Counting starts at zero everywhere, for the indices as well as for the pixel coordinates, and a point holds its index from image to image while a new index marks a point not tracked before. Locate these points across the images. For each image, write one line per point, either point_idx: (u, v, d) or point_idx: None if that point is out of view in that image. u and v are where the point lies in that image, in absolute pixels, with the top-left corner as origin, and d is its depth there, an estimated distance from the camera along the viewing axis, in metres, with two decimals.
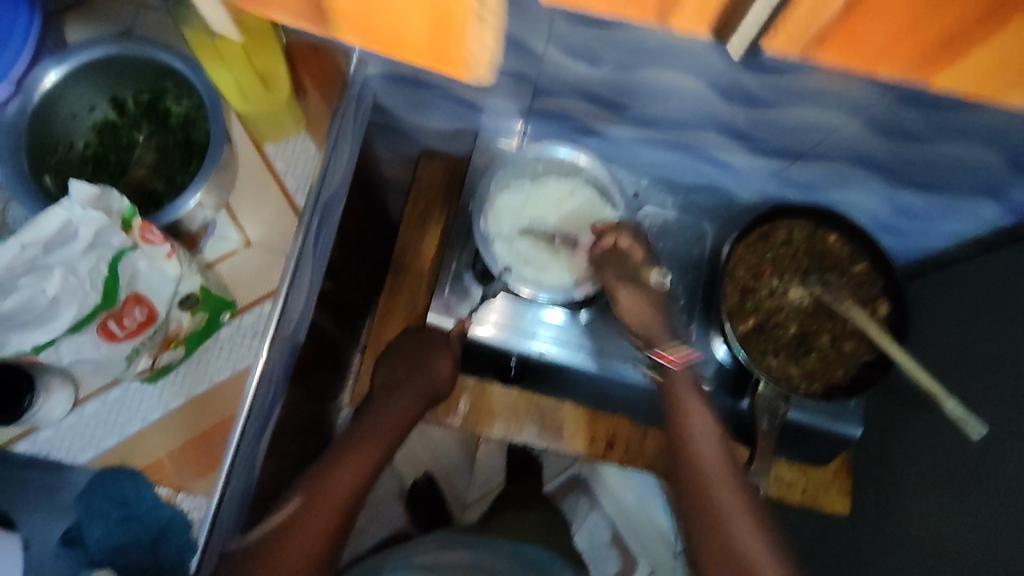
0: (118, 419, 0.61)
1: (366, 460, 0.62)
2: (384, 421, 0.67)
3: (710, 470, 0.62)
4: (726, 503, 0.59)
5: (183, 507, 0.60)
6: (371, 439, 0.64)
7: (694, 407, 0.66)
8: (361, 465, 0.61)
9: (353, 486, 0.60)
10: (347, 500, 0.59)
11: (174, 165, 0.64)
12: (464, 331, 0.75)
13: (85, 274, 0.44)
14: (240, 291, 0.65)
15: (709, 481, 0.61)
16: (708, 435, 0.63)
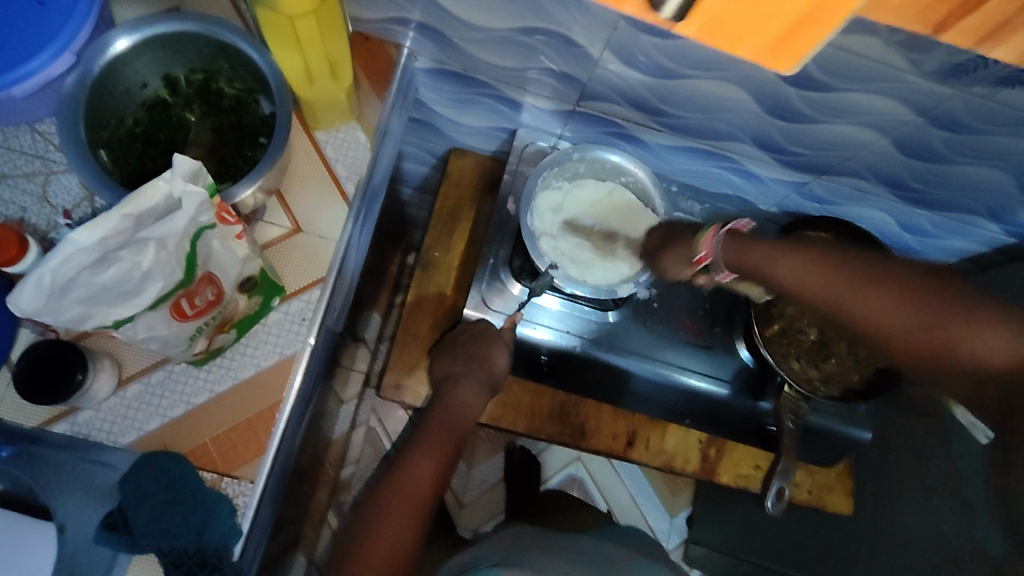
0: (161, 401, 0.59)
1: (443, 454, 0.66)
2: (449, 416, 0.69)
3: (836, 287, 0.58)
4: (874, 308, 0.55)
5: (228, 491, 0.58)
6: (440, 436, 0.67)
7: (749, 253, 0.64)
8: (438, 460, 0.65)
9: (432, 482, 0.64)
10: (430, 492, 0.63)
11: (228, 148, 0.61)
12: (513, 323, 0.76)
13: (174, 249, 0.43)
14: (290, 277, 0.64)
15: (853, 300, 0.56)
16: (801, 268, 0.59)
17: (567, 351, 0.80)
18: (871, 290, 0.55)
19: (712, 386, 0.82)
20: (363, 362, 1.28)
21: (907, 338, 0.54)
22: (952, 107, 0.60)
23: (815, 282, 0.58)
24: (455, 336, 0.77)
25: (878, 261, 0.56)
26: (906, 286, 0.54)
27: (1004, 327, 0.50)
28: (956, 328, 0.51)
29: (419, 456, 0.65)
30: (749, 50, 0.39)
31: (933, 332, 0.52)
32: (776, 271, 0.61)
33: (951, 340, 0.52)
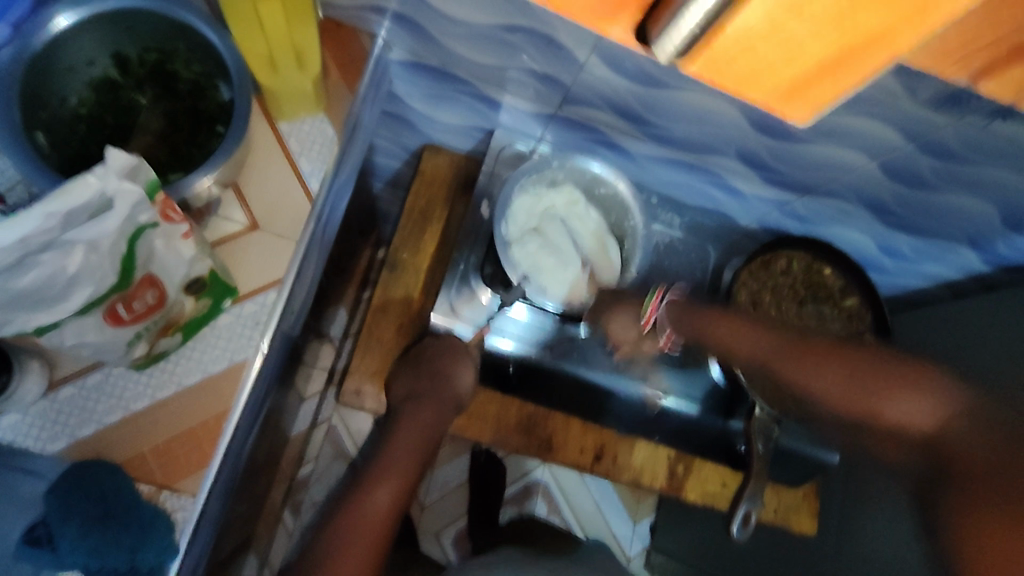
0: (97, 406, 0.55)
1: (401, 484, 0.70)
2: (411, 440, 0.72)
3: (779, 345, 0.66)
4: (817, 377, 0.62)
5: (167, 506, 0.55)
6: (400, 465, 0.71)
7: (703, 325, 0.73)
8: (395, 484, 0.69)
9: (388, 509, 0.68)
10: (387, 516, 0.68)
11: (182, 137, 0.57)
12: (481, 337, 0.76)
13: (107, 251, 0.39)
14: (244, 277, 0.60)
15: (804, 374, 0.63)
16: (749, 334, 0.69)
17: (535, 363, 0.79)
18: (808, 360, 0.63)
19: (681, 404, 0.82)
20: (327, 359, 1.24)
21: (848, 397, 0.59)
22: (942, 134, 0.58)
23: (756, 341, 0.68)
24: (420, 349, 0.76)
25: (834, 343, 0.62)
26: (843, 373, 0.60)
27: (925, 400, 0.54)
28: (881, 394, 0.56)
29: (379, 486, 0.69)
30: (758, 93, 0.37)
31: (862, 396, 0.58)
32: (725, 342, 0.71)
33: (878, 406, 0.56)
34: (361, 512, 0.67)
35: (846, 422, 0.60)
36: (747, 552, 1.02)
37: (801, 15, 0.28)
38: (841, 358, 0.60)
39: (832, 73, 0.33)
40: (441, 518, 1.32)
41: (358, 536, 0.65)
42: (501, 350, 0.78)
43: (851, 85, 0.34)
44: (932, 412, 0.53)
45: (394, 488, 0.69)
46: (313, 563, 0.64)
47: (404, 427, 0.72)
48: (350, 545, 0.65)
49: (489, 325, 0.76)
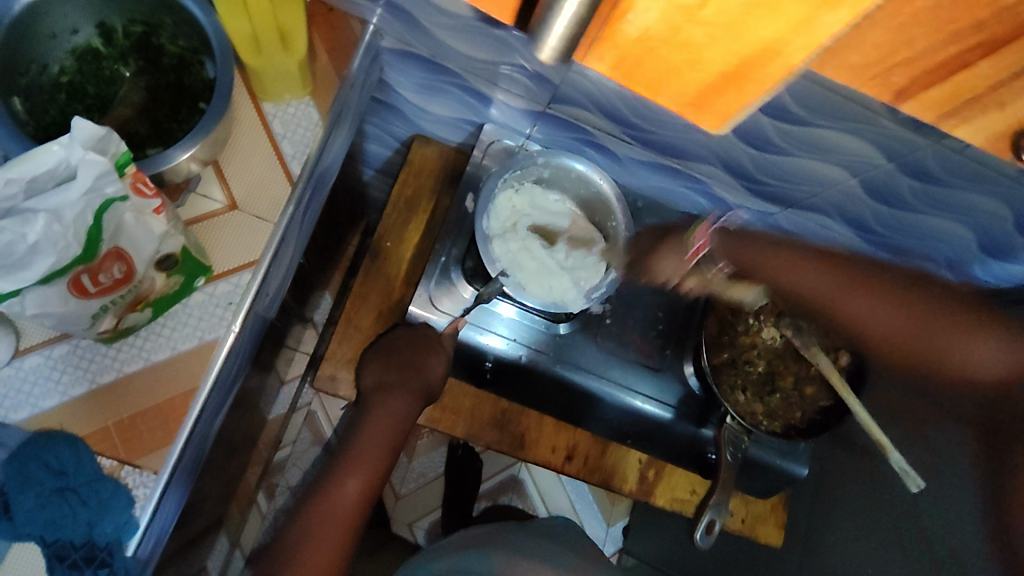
0: (62, 377, 0.55)
1: (371, 475, 0.72)
2: (380, 432, 0.73)
3: (831, 297, 0.66)
4: (870, 316, 0.63)
5: (128, 481, 0.54)
6: (368, 457, 0.72)
7: (749, 254, 0.70)
8: (365, 478, 0.71)
9: (359, 500, 0.70)
10: (355, 509, 0.70)
11: (163, 111, 0.57)
12: (455, 329, 0.75)
13: (70, 222, 0.39)
14: (219, 256, 0.60)
15: (859, 313, 0.64)
16: (808, 272, 0.67)
17: (512, 360, 0.77)
18: (856, 294, 0.64)
19: (655, 408, 0.80)
20: (310, 343, 1.24)
21: (917, 334, 0.61)
22: (923, 156, 0.59)
23: (810, 285, 0.66)
24: (391, 339, 0.75)
25: (863, 269, 0.64)
26: (895, 307, 0.62)
27: (1002, 343, 0.60)
28: (960, 334, 0.60)
29: (347, 478, 0.71)
30: (670, 98, 0.37)
31: (927, 339, 0.61)
32: (784, 279, 0.68)
33: (957, 349, 0.61)
34: (330, 504, 0.69)
35: (884, 350, 0.65)
36: (713, 559, 1.02)
37: (693, 19, 0.28)
38: (909, 305, 0.62)
39: (736, 82, 0.33)
40: (416, 509, 1.32)
41: (327, 530, 0.68)
42: (475, 342, 0.76)
43: (753, 97, 0.34)
44: (1002, 362, 0.60)
45: (363, 480, 0.71)
46: (285, 552, 0.67)
47: (373, 420, 0.73)
48: (319, 537, 0.67)
49: (465, 317, 0.75)
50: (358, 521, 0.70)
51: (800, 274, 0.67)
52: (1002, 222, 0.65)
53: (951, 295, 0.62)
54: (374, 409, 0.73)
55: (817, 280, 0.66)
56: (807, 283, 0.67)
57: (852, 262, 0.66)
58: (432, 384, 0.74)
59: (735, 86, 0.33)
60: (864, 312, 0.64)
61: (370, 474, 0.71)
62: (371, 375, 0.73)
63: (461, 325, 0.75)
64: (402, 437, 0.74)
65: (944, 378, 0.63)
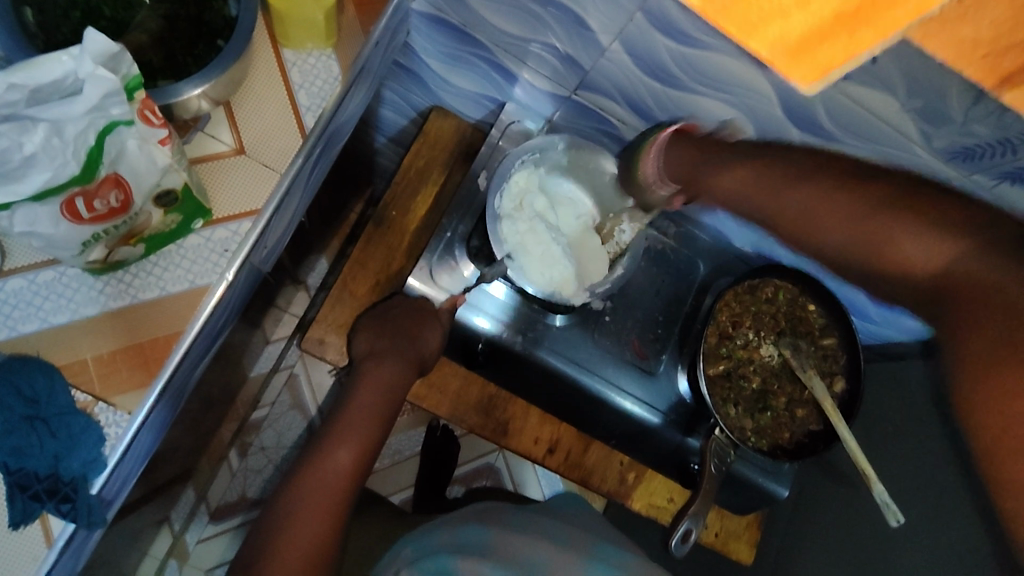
0: (45, 304, 0.53)
1: (364, 444, 0.66)
2: (372, 400, 0.67)
3: (766, 180, 0.54)
4: (817, 220, 0.50)
5: (101, 418, 0.53)
6: (360, 423, 0.66)
7: (691, 156, 0.61)
8: (357, 444, 0.65)
9: (353, 468, 0.64)
10: (347, 479, 0.63)
11: (179, 43, 0.55)
12: (454, 305, 0.73)
13: (71, 138, 0.37)
14: (219, 200, 0.58)
15: (780, 197, 0.53)
16: (740, 180, 0.56)
17: (508, 346, 0.76)
18: (798, 187, 0.52)
19: (646, 413, 0.80)
20: (299, 306, 1.22)
21: (855, 227, 0.48)
22: (951, 185, 0.58)
23: (737, 180, 0.56)
24: (388, 307, 0.72)
25: (808, 162, 0.53)
26: (840, 190, 0.50)
27: (944, 236, 0.44)
28: (890, 219, 0.47)
29: (339, 443, 0.64)
30: (758, 44, 0.49)
31: (877, 222, 0.47)
32: (705, 177, 0.60)
33: (889, 252, 0.47)
34: (316, 470, 0.62)
35: (831, 251, 0.51)
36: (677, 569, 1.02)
37: None
38: (859, 187, 0.49)
39: (843, 26, 0.43)
40: (387, 484, 1.31)
41: (318, 493, 0.61)
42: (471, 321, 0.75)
43: (855, 40, 0.44)
44: (929, 252, 0.45)
45: (356, 446, 0.65)
46: (269, 532, 0.60)
47: (362, 385, 0.68)
48: (308, 504, 0.60)
49: (465, 295, 0.73)
50: (350, 492, 0.64)
51: (732, 181, 0.57)
52: None
53: (926, 190, 0.47)
54: (363, 375, 0.68)
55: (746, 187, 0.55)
56: (733, 184, 0.57)
57: (798, 166, 0.53)
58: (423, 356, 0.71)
59: (846, 34, 0.44)
60: (804, 217, 0.51)
61: (362, 438, 0.65)
62: (364, 341, 0.70)
63: (460, 301, 0.73)
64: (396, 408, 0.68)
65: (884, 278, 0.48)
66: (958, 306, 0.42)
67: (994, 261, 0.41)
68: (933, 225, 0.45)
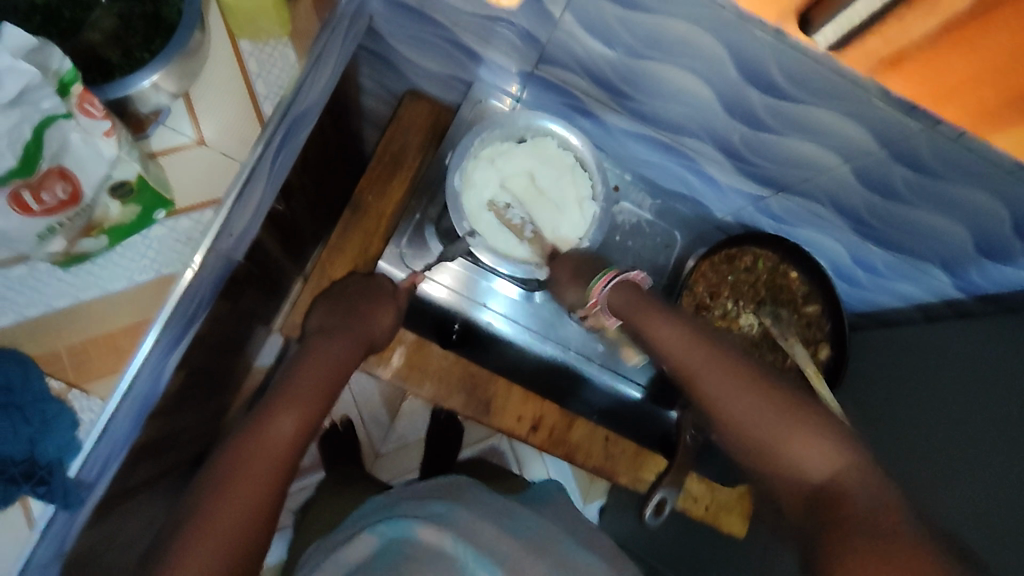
0: (18, 298, 0.55)
1: (307, 415, 0.63)
2: (318, 373, 0.66)
3: (693, 364, 0.63)
4: (805, 455, 0.56)
5: (75, 405, 0.56)
6: (309, 390, 0.64)
7: (645, 314, 0.67)
8: (300, 415, 0.62)
9: (297, 435, 0.61)
10: (287, 449, 0.60)
11: (135, 40, 0.55)
12: (413, 285, 0.76)
13: (4, 132, 0.39)
14: (181, 191, 0.59)
15: (716, 391, 0.61)
16: (750, 403, 0.59)
17: (478, 324, 0.78)
18: (726, 377, 0.61)
19: (624, 386, 0.81)
20: None
21: (772, 429, 0.58)
22: (916, 142, 0.54)
23: (684, 336, 0.65)
24: (342, 286, 0.75)
25: (727, 351, 0.63)
26: (769, 398, 0.59)
27: (833, 448, 0.55)
28: (793, 429, 0.57)
29: (284, 410, 0.62)
30: None
31: (786, 427, 0.58)
32: (649, 333, 0.66)
33: (793, 446, 0.57)
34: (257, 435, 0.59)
35: (742, 447, 0.61)
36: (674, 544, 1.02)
37: None
38: (767, 391, 0.60)
39: None
40: (392, 469, 1.34)
41: (258, 455, 0.58)
42: (439, 301, 0.77)
43: None
44: (828, 458, 0.55)
45: (303, 413, 0.63)
46: (195, 503, 0.54)
47: (311, 356, 0.67)
48: (247, 464, 0.57)
49: (422, 273, 0.76)
50: (291, 462, 0.60)
51: (743, 401, 0.60)
52: (1000, 223, 0.61)
53: (808, 406, 0.59)
54: (311, 350, 0.68)
55: (762, 423, 0.58)
56: (754, 422, 0.59)
57: (717, 344, 0.64)
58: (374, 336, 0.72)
59: None
60: (757, 453, 0.59)
61: (311, 406, 0.63)
62: (317, 318, 0.72)
63: (418, 282, 0.76)
64: (341, 384, 0.68)
65: (780, 481, 0.58)
66: (846, 525, 0.50)
67: (828, 432, 0.57)
68: (807, 415, 0.58)
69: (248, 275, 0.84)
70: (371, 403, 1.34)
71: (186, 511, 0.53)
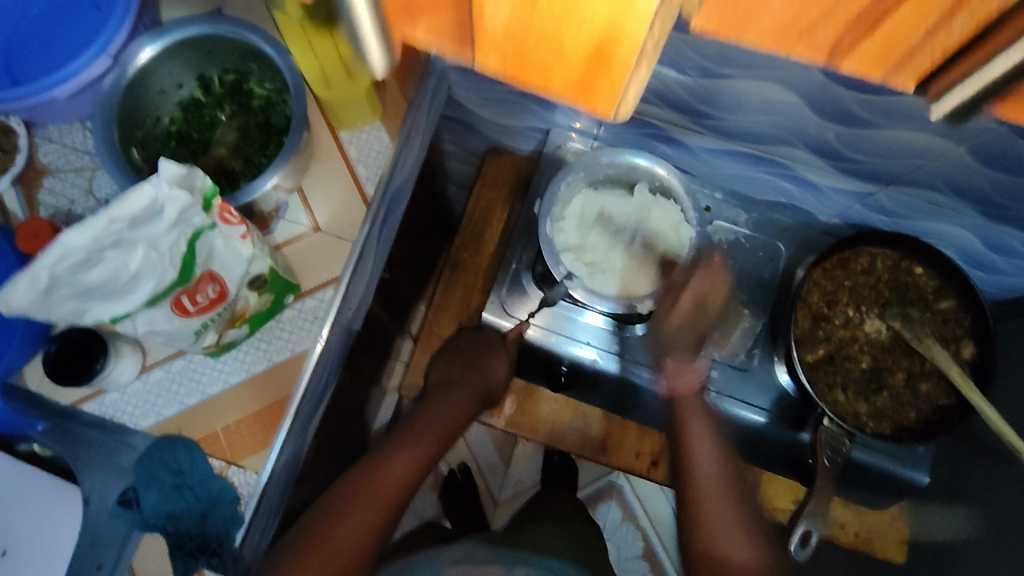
0: (180, 389, 0.62)
1: (421, 457, 0.67)
2: (437, 424, 0.71)
3: (700, 478, 0.70)
4: (727, 539, 0.66)
5: (234, 480, 0.61)
6: (422, 438, 0.68)
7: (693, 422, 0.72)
8: (415, 458, 0.66)
9: (404, 482, 0.64)
10: (398, 490, 0.63)
11: (253, 148, 0.64)
12: (520, 335, 0.76)
13: (165, 250, 0.45)
14: (305, 275, 0.65)
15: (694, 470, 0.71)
16: (707, 450, 0.71)
17: (581, 362, 0.75)
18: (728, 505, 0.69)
19: (747, 412, 0.76)
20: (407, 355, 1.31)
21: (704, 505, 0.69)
22: None
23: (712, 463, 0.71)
24: (454, 344, 0.80)
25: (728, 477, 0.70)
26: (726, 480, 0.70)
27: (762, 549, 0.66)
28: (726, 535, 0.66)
29: (395, 456, 0.65)
30: (561, 87, 0.35)
31: (704, 509, 0.69)
32: (686, 438, 0.72)
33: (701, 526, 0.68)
34: (367, 479, 0.62)
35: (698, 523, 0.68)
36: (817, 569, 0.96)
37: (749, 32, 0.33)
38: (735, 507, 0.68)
39: None
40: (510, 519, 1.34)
41: (365, 499, 0.60)
42: (531, 339, 0.76)
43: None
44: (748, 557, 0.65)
45: (412, 459, 0.66)
46: (302, 530, 0.57)
47: (429, 408, 0.73)
48: (355, 502, 0.60)
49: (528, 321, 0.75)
50: (400, 504, 0.63)
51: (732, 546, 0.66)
52: None
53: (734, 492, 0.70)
54: (432, 402, 0.74)
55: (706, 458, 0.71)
56: (705, 475, 0.70)
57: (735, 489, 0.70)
58: (493, 386, 0.77)
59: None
60: (702, 526, 0.68)
61: (423, 451, 0.67)
62: (439, 372, 0.78)
63: (525, 330, 0.76)
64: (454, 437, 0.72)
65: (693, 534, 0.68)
66: None
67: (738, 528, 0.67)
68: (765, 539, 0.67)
69: (365, 341, 0.89)
70: (484, 449, 1.37)
71: (296, 541, 0.56)
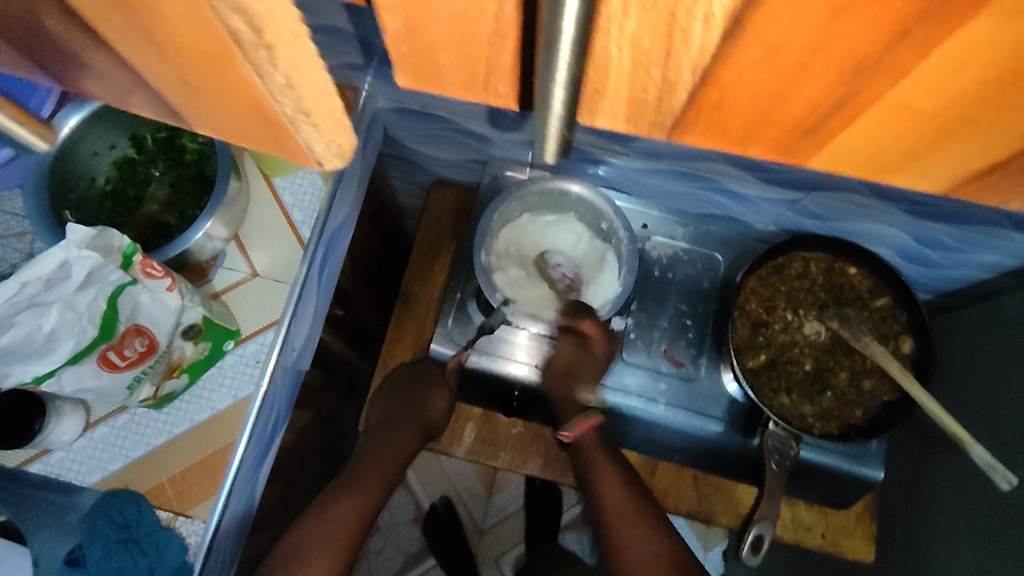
0: (125, 442, 0.63)
1: (367, 500, 0.70)
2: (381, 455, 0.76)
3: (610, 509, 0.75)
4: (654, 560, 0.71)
5: (182, 530, 0.61)
6: (365, 483, 0.71)
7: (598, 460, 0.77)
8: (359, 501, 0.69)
9: (354, 524, 0.68)
10: (350, 532, 0.67)
11: (187, 200, 0.66)
12: (460, 363, 0.77)
13: (82, 309, 0.47)
14: (245, 321, 0.66)
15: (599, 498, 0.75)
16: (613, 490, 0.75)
17: (536, 386, 0.76)
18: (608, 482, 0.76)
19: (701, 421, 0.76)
20: None
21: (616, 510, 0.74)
22: None
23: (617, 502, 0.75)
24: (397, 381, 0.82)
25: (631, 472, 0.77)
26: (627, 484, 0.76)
27: None
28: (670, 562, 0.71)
29: (342, 501, 0.69)
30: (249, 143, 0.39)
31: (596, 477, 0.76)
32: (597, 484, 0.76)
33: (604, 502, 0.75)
34: (322, 522, 0.66)
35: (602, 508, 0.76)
36: None
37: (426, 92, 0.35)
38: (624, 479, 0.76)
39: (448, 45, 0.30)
40: (497, 547, 1.33)
41: (319, 545, 0.64)
42: (510, 373, 0.76)
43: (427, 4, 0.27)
44: None
45: (358, 500, 0.69)
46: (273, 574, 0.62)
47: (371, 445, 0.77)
48: (310, 550, 0.64)
49: (467, 350, 0.77)
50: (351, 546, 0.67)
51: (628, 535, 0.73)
52: None
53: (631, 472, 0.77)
54: (376, 441, 0.77)
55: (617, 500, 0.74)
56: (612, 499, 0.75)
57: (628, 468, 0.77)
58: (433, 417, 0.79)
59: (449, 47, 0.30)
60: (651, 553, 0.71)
61: (363, 497, 0.70)
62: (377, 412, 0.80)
63: (465, 358, 0.77)
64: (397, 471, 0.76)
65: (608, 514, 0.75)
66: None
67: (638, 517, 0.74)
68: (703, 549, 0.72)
69: (327, 381, 0.90)
70: (466, 480, 1.36)
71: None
